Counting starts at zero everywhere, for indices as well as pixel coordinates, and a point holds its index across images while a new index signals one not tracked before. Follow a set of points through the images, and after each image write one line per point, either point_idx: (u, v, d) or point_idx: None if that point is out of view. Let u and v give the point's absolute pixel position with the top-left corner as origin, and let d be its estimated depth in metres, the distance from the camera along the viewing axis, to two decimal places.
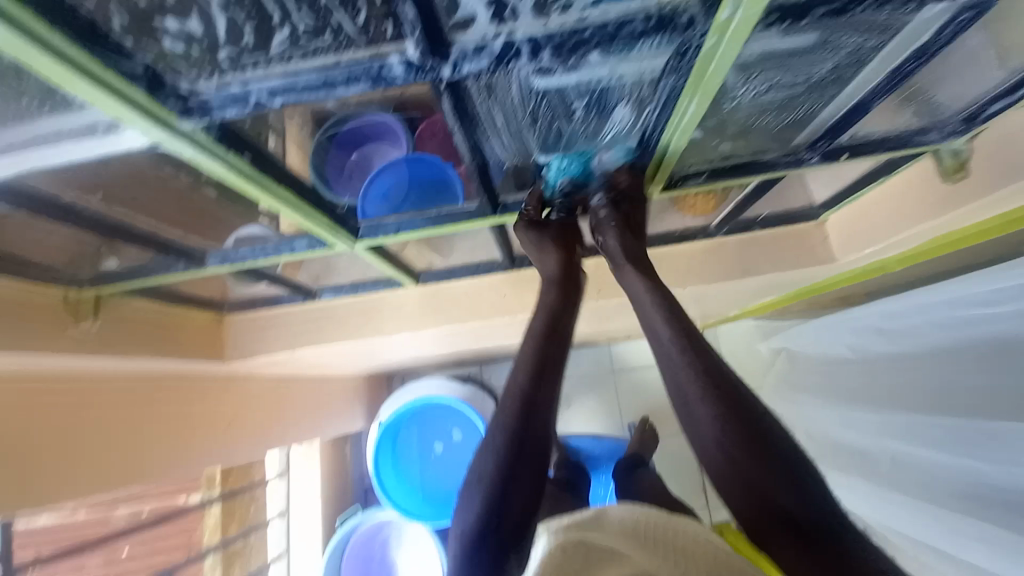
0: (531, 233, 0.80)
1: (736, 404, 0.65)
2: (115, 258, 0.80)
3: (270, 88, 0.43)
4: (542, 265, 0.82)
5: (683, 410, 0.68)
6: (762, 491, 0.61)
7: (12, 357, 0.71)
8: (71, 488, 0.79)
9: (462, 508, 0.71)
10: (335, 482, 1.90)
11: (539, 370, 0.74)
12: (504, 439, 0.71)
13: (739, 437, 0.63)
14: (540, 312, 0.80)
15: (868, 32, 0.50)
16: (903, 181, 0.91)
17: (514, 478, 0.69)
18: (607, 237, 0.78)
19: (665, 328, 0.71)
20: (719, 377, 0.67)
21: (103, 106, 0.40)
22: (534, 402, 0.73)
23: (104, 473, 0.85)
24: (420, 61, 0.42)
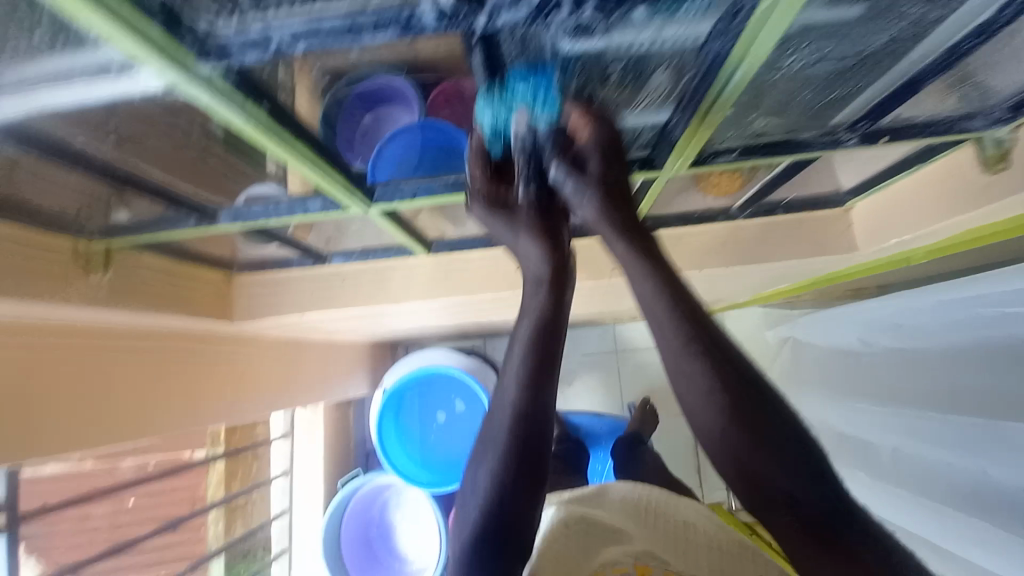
0: (499, 221, 0.71)
1: (738, 391, 0.60)
2: (126, 212, 0.78)
3: (292, 33, 0.39)
4: (527, 261, 0.73)
5: (682, 402, 0.63)
6: (763, 474, 0.58)
7: (22, 306, 0.71)
8: (81, 442, 0.80)
9: (460, 517, 0.67)
10: (338, 444, 1.94)
11: (535, 377, 0.67)
12: (500, 451, 0.66)
13: (743, 425, 0.59)
14: (527, 315, 0.71)
15: (931, 2, 0.47)
16: (940, 170, 0.87)
17: (511, 488, 0.65)
18: (583, 211, 0.68)
19: (663, 311, 0.64)
20: (720, 360, 0.61)
21: (117, 44, 0.37)
22: (531, 409, 0.66)
23: (113, 426, 0.87)
24: (454, 11, 0.38)
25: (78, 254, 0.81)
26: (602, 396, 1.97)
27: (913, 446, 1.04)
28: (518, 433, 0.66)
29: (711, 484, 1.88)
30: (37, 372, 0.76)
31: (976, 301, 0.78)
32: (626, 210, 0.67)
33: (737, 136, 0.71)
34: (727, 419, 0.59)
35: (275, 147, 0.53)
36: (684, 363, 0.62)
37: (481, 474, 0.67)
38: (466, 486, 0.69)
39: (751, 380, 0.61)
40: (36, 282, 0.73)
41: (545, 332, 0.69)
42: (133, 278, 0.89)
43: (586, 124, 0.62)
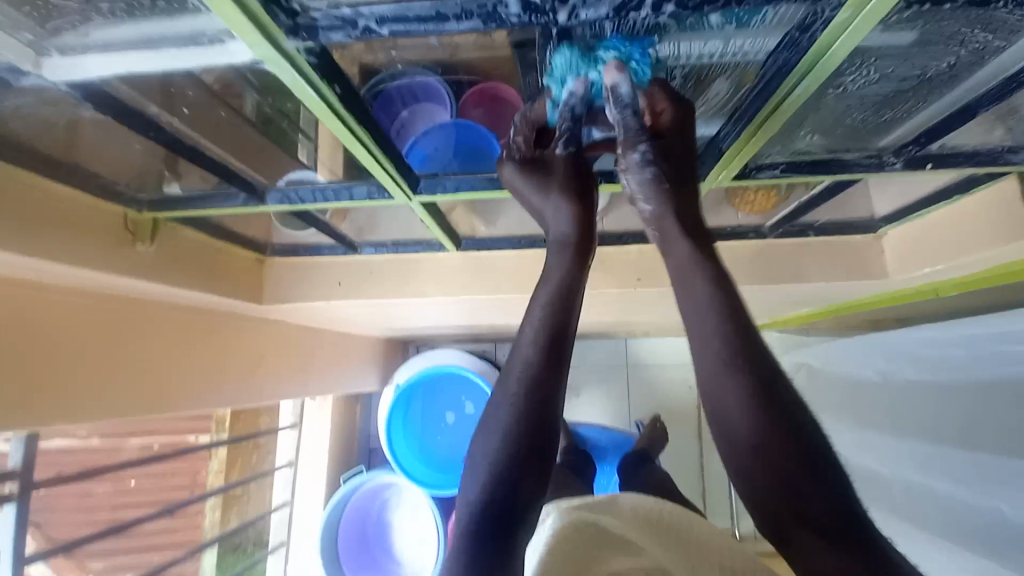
0: (531, 182, 0.69)
1: (775, 405, 0.55)
2: (177, 184, 0.81)
3: (381, 15, 0.40)
4: (555, 219, 0.68)
5: (713, 410, 0.57)
6: (793, 493, 0.52)
7: (71, 266, 0.73)
8: (91, 409, 0.81)
9: (463, 488, 0.61)
10: (342, 438, 1.93)
11: (553, 348, 0.63)
12: (511, 420, 0.60)
13: (779, 439, 0.53)
14: (551, 280, 0.66)
15: (999, 30, 0.47)
16: (982, 202, 0.86)
17: (519, 465, 0.59)
18: (639, 189, 0.62)
19: (704, 312, 0.58)
20: (760, 368, 0.55)
21: (219, 10, 0.38)
22: (545, 384, 0.62)
23: (133, 396, 0.88)
24: (539, 4, 0.40)
25: (126, 223, 0.83)
26: (610, 410, 1.96)
27: (923, 477, 1.02)
28: (529, 404, 0.60)
29: (715, 508, 1.85)
30: (59, 335, 0.77)
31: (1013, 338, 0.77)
32: (681, 193, 0.62)
33: (781, 151, 0.71)
34: (763, 430, 0.54)
35: (340, 129, 0.56)
36: (720, 368, 0.56)
37: (489, 441, 0.61)
38: (472, 453, 0.63)
39: (786, 393, 0.56)
40: (87, 245, 0.75)
41: (566, 305, 0.65)
42: (172, 251, 0.90)
43: (666, 102, 0.58)
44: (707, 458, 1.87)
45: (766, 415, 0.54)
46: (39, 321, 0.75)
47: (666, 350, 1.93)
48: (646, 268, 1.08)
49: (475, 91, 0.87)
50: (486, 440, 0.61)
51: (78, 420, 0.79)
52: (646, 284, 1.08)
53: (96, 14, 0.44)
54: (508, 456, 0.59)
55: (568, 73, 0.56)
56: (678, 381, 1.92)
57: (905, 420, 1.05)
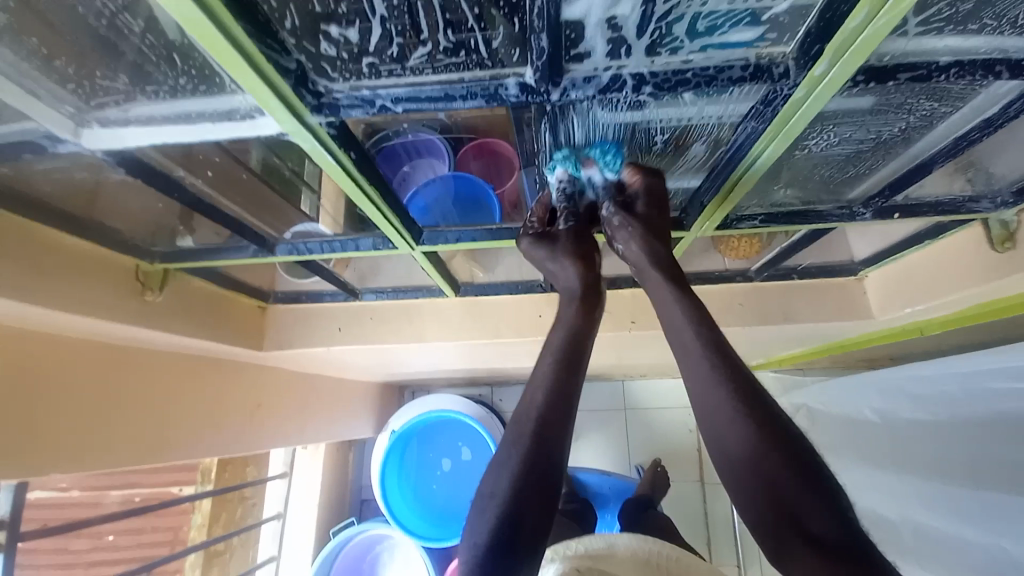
0: (540, 249, 0.74)
1: (766, 422, 0.56)
2: (189, 238, 0.86)
3: (396, 95, 0.46)
4: (565, 281, 0.74)
5: (709, 428, 0.59)
6: (789, 511, 0.53)
7: (86, 318, 0.75)
8: (87, 458, 0.80)
9: (469, 529, 0.61)
10: (334, 489, 1.87)
11: (562, 391, 0.65)
12: (519, 458, 0.61)
13: (773, 460, 0.54)
14: (561, 328, 0.71)
15: (941, 100, 0.53)
16: (951, 245, 0.91)
17: (527, 504, 0.59)
18: (625, 244, 0.69)
19: (693, 338, 0.62)
20: (752, 394, 0.58)
21: (254, 94, 0.43)
22: (551, 426, 0.64)
23: (129, 444, 0.88)
24: (535, 86, 0.45)
25: (137, 274, 0.86)
26: (609, 454, 1.92)
27: (928, 518, 1.02)
28: (538, 444, 0.62)
29: (722, 557, 1.79)
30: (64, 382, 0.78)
31: (994, 375, 0.79)
32: (664, 245, 0.68)
33: (759, 204, 0.77)
34: (755, 446, 0.55)
35: (354, 190, 0.60)
36: (710, 389, 0.59)
37: (497, 480, 0.62)
38: (479, 492, 0.64)
39: (778, 413, 0.57)
40: (100, 297, 0.78)
41: (574, 350, 0.69)
42: (178, 300, 0.93)
43: (636, 175, 0.67)
44: (711, 503, 1.83)
45: (757, 429, 0.55)
46: (45, 369, 0.76)
47: (663, 392, 1.94)
48: (640, 312, 1.12)
49: (476, 145, 0.93)
50: (495, 482, 0.62)
51: (73, 470, 0.78)
52: (641, 326, 1.11)
53: (141, 93, 0.49)
54: (516, 498, 0.59)
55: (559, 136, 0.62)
56: (676, 424, 1.91)
57: (906, 460, 1.06)
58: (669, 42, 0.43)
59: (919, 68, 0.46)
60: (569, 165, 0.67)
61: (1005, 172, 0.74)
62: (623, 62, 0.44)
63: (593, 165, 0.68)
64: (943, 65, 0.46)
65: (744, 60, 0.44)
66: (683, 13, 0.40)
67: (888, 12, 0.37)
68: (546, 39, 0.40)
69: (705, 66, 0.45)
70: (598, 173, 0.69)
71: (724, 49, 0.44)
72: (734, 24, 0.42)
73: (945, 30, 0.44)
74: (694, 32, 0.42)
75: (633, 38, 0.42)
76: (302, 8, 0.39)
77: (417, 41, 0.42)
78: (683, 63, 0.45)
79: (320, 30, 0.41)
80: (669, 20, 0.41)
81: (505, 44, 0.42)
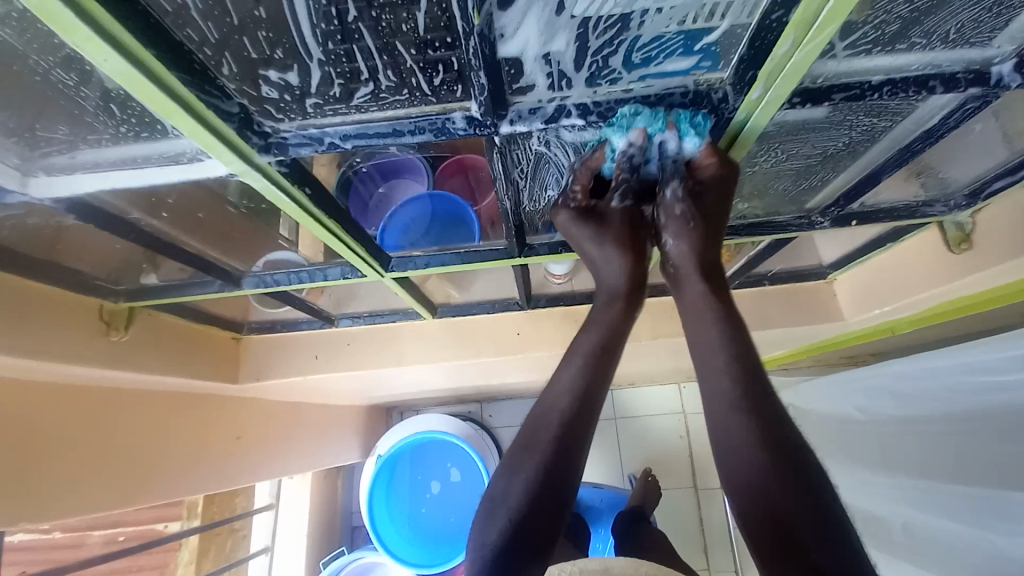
0: (585, 230, 0.66)
1: (787, 457, 0.53)
2: (154, 275, 0.84)
3: (345, 132, 0.46)
4: (607, 265, 0.68)
5: (723, 453, 0.57)
6: (799, 545, 0.49)
7: (52, 363, 0.72)
8: (61, 506, 0.76)
9: (481, 527, 0.60)
10: (323, 517, 1.83)
11: (588, 395, 0.63)
12: (536, 464, 0.60)
13: (786, 486, 0.52)
14: (595, 327, 0.67)
15: (880, 115, 0.55)
16: (914, 245, 0.93)
17: (544, 505, 0.58)
18: (676, 241, 0.64)
19: (719, 361, 0.59)
20: (778, 428, 0.55)
21: (198, 140, 0.43)
22: (576, 429, 0.62)
23: (111, 485, 0.85)
24: (481, 119, 0.46)
25: (102, 313, 0.83)
26: (602, 465, 1.92)
27: (915, 514, 1.03)
28: (556, 453, 0.60)
29: (720, 563, 1.78)
30: (36, 428, 0.75)
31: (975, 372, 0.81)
32: (713, 247, 0.64)
33: None
34: (768, 478, 0.53)
35: (311, 222, 0.59)
36: (730, 414, 0.57)
37: (513, 483, 0.61)
38: (493, 488, 0.62)
39: (802, 450, 0.54)
40: (68, 341, 0.76)
41: (604, 353, 0.65)
42: (148, 337, 0.91)
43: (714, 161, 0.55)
44: (705, 509, 1.82)
45: (773, 459, 0.53)
46: (20, 416, 0.73)
47: (650, 400, 1.94)
48: None
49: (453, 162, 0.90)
50: (512, 481, 0.60)
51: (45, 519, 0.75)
52: None
53: (84, 141, 0.48)
54: (533, 496, 0.58)
55: (509, 176, 0.59)
56: (665, 431, 1.91)
57: (896, 462, 1.06)
58: (609, 74, 0.44)
59: (851, 87, 0.47)
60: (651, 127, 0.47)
61: (959, 177, 0.75)
62: (565, 93, 0.45)
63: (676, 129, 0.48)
64: (875, 84, 0.47)
65: (682, 87, 0.46)
66: (617, 47, 0.42)
67: (810, 42, 0.38)
68: (484, 77, 0.41)
69: (645, 94, 0.46)
70: (676, 140, 0.49)
71: (663, 78, 0.45)
72: (669, 55, 0.43)
73: (875, 51, 0.45)
74: (631, 64, 0.43)
75: (573, 71, 0.43)
76: (238, 54, 0.39)
77: (359, 83, 0.43)
78: (624, 92, 0.46)
79: (258, 75, 0.41)
80: (604, 55, 0.42)
81: (447, 82, 0.43)
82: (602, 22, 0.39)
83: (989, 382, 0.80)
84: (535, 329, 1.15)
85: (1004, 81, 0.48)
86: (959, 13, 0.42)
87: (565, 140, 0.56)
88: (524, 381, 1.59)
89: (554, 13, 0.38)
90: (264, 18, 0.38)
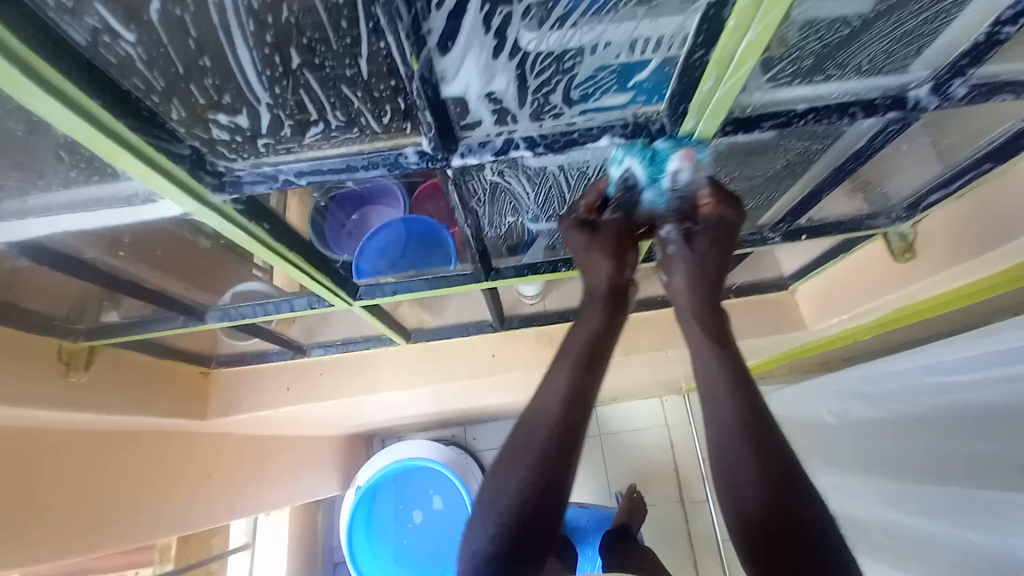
0: (581, 236, 0.66)
1: (785, 492, 0.51)
2: (116, 312, 0.84)
3: (299, 169, 0.48)
4: (596, 276, 0.67)
5: (720, 473, 0.55)
6: (789, 567, 0.48)
7: (8, 407, 0.70)
8: (25, 554, 0.73)
9: (470, 537, 0.60)
10: (303, 554, 1.76)
11: (577, 397, 0.63)
12: (528, 469, 0.60)
13: (782, 508, 0.50)
14: (582, 328, 0.67)
15: (812, 139, 0.58)
16: (865, 257, 0.98)
17: (535, 512, 0.58)
18: (672, 277, 0.65)
19: (721, 386, 0.58)
20: (780, 455, 0.53)
21: (149, 182, 0.44)
22: (567, 431, 0.62)
23: (79, 532, 0.82)
24: (433, 153, 0.48)
25: (60, 354, 0.81)
26: (588, 483, 1.91)
27: (891, 516, 1.05)
28: (551, 456, 0.60)
29: None
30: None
31: (930, 372, 0.85)
32: (716, 289, 0.63)
33: None
34: (766, 497, 0.51)
35: (272, 255, 0.60)
36: (731, 438, 0.55)
37: (505, 488, 0.60)
38: (482, 496, 0.62)
39: (799, 476, 0.52)
40: (27, 384, 0.74)
41: (591, 353, 0.66)
42: (109, 376, 0.88)
43: (712, 201, 0.61)
44: (693, 523, 1.82)
45: (769, 482, 0.51)
46: None
47: (633, 416, 1.95)
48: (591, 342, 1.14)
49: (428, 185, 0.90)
50: (503, 488, 0.60)
51: (9, 566, 0.72)
52: None
53: (34, 187, 0.48)
54: (523, 503, 0.58)
55: (469, 207, 0.61)
56: (649, 447, 1.92)
57: (870, 465, 1.08)
58: (552, 110, 0.47)
59: (778, 116, 0.50)
60: (653, 165, 0.54)
61: (898, 191, 0.79)
62: (512, 127, 0.48)
63: (691, 153, 0.52)
64: (800, 112, 0.50)
65: (622, 120, 0.49)
66: (555, 86, 0.44)
67: (731, 76, 0.42)
68: (431, 116, 0.43)
69: (589, 127, 0.49)
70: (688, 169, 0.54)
71: (604, 112, 0.48)
72: (605, 91, 0.46)
73: (795, 83, 0.48)
74: (570, 100, 0.46)
75: (516, 108, 0.46)
76: (186, 101, 0.41)
77: (309, 122, 0.45)
78: (569, 126, 0.49)
79: (207, 119, 0.42)
80: (544, 93, 0.45)
81: (396, 120, 0.45)
82: (539, 62, 0.42)
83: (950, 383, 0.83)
84: (510, 350, 1.15)
85: (921, 103, 0.51)
86: (869, 46, 0.45)
87: (529, 168, 0.58)
88: (505, 403, 1.58)
89: (491, 57, 0.40)
90: (209, 67, 0.39)
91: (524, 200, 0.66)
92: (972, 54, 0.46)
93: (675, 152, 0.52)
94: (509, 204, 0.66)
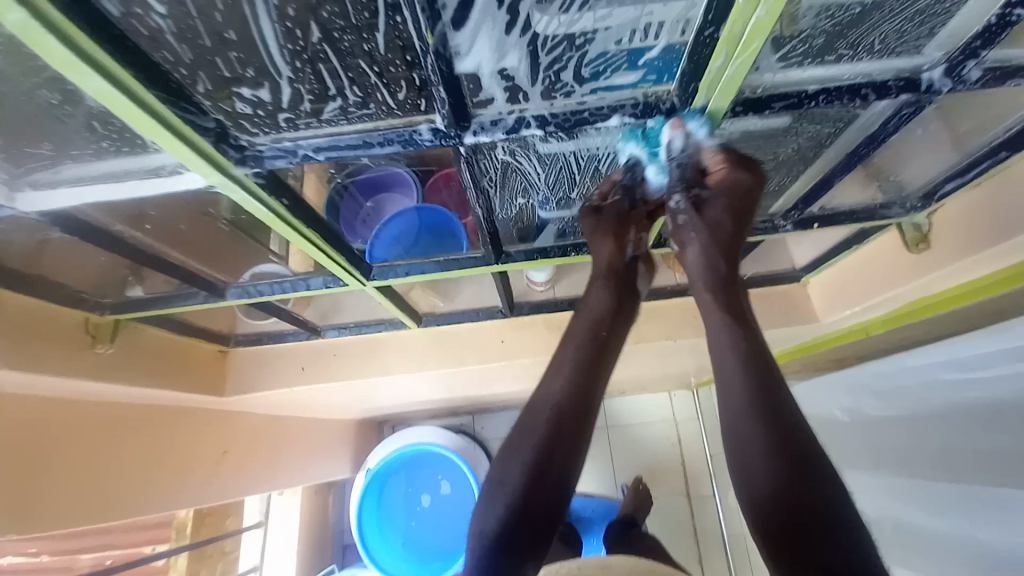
0: (590, 221, 0.69)
1: (799, 473, 0.51)
2: (140, 288, 0.87)
3: (317, 145, 0.50)
4: (602, 253, 0.71)
5: (733, 454, 0.56)
6: (804, 548, 0.49)
7: (40, 375, 0.74)
8: (55, 516, 0.78)
9: (478, 514, 0.62)
10: (314, 534, 1.81)
11: (582, 380, 0.65)
12: (533, 449, 0.61)
13: (795, 488, 0.50)
14: (585, 312, 0.70)
15: (824, 122, 0.58)
16: (879, 249, 0.97)
17: (538, 490, 0.60)
18: (687, 249, 0.65)
19: (734, 369, 0.57)
20: (795, 437, 0.53)
21: (176, 153, 0.46)
22: (571, 413, 0.63)
23: (102, 499, 0.86)
24: (446, 130, 0.50)
25: (88, 327, 0.85)
26: (595, 474, 1.92)
27: (899, 511, 1.05)
28: (555, 438, 0.62)
29: (714, 571, 1.78)
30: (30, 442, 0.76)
31: (941, 367, 0.84)
32: (727, 261, 0.63)
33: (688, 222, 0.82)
34: (780, 479, 0.51)
35: (291, 232, 0.62)
36: (745, 422, 0.55)
37: (511, 467, 0.62)
38: (490, 475, 0.64)
39: (814, 457, 0.52)
40: (57, 354, 0.77)
41: (596, 336, 0.68)
42: (132, 350, 0.92)
43: (727, 165, 0.60)
44: (699, 517, 1.83)
45: (784, 464, 0.52)
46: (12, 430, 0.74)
47: (641, 409, 1.95)
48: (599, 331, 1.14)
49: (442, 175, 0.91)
50: (508, 467, 0.62)
51: (41, 527, 0.76)
52: None
53: (68, 158, 0.51)
54: (527, 482, 0.60)
55: (481, 186, 0.63)
56: (657, 440, 1.92)
57: (879, 460, 1.08)
58: (563, 88, 0.48)
59: (788, 97, 0.51)
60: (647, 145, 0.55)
61: (913, 179, 0.79)
62: (523, 105, 0.49)
63: (681, 124, 0.52)
64: (811, 93, 0.50)
65: (632, 99, 0.50)
66: (567, 63, 0.45)
67: (740, 55, 0.42)
68: (444, 91, 0.45)
69: (599, 106, 0.50)
70: (682, 139, 0.54)
71: (614, 91, 0.49)
72: (616, 70, 0.46)
73: (806, 63, 0.48)
74: (581, 79, 0.47)
75: (527, 86, 0.47)
76: (213, 74, 0.43)
77: (328, 98, 0.46)
78: (579, 104, 0.50)
79: (232, 92, 0.44)
80: (556, 70, 0.46)
81: (411, 97, 0.47)
82: (551, 41, 0.43)
83: (959, 381, 0.81)
84: (519, 336, 1.17)
85: (935, 86, 0.51)
86: (881, 26, 0.45)
87: (541, 151, 0.59)
88: (514, 391, 1.60)
89: (504, 33, 0.41)
90: (234, 40, 0.41)
91: (536, 184, 0.67)
92: (985, 36, 0.46)
93: (663, 127, 0.53)
94: (520, 186, 0.67)
